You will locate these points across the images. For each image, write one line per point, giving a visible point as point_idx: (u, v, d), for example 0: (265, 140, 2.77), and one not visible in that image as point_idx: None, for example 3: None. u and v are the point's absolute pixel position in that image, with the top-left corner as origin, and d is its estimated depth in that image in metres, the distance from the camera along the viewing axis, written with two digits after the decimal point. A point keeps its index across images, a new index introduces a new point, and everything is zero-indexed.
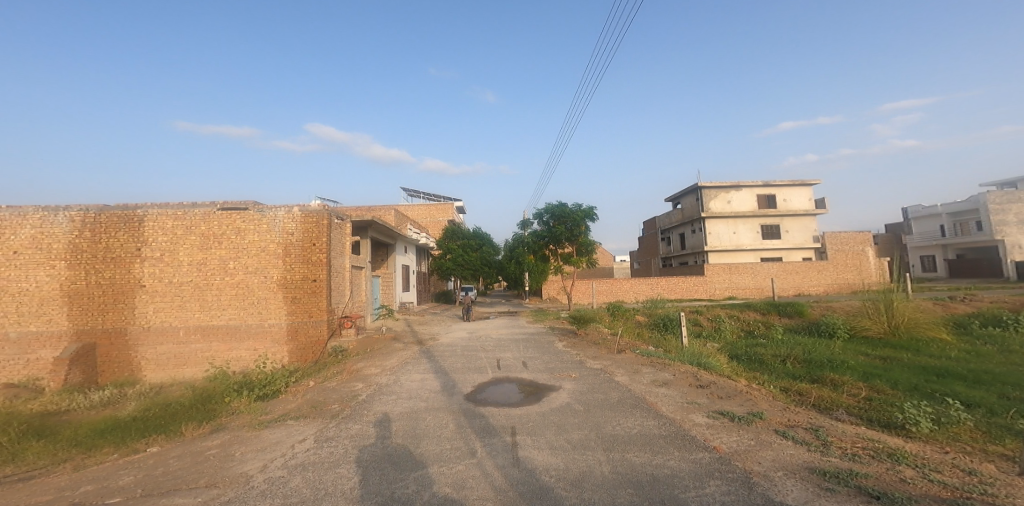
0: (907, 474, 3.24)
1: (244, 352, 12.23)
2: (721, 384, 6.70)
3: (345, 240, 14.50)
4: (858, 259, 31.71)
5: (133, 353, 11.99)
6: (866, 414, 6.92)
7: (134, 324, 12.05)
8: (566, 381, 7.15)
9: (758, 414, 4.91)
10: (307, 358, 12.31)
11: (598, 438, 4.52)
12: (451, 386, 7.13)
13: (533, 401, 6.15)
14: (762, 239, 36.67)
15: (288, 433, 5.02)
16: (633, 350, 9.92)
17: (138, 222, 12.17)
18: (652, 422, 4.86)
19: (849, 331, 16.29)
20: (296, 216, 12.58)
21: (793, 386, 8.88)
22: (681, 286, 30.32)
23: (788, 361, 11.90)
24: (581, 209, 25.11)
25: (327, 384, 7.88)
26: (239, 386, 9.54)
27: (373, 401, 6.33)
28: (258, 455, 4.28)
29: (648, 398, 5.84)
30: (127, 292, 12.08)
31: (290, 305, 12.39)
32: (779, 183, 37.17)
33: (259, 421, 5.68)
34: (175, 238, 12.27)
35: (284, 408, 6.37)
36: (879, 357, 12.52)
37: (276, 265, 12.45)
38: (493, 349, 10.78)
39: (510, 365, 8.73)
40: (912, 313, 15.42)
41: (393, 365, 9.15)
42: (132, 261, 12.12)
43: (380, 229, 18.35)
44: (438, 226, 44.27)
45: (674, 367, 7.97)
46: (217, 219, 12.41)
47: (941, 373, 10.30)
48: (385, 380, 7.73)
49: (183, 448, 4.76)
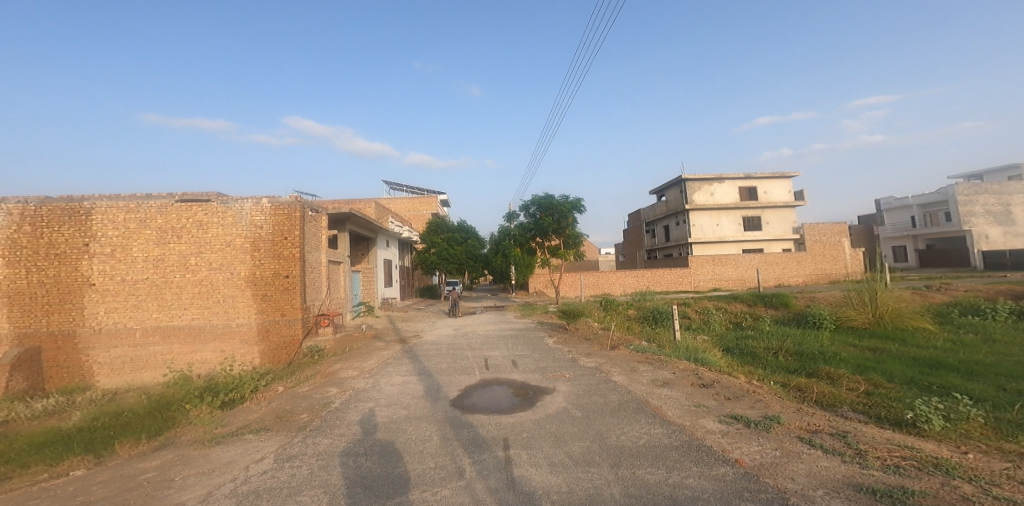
0: (966, 490, 2.82)
1: (209, 354, 11.36)
2: (725, 383, 6.28)
3: (320, 234, 13.66)
4: (836, 250, 32.26)
5: (84, 357, 10.99)
6: (873, 411, 6.57)
7: (84, 326, 11.04)
8: (560, 383, 6.64)
9: (775, 418, 4.45)
10: (280, 359, 11.50)
11: (603, 452, 4.02)
12: (435, 390, 6.53)
13: (527, 406, 5.61)
14: (744, 231, 37.00)
15: (243, 450, 4.35)
16: (627, 346, 9.47)
17: (85, 215, 11.11)
18: (660, 431, 4.38)
19: (835, 321, 16.29)
20: (265, 209, 11.70)
21: (791, 381, 8.59)
22: (666, 278, 30.27)
23: (780, 354, 11.69)
24: (567, 200, 24.63)
25: (297, 389, 7.19)
26: (201, 391, 8.76)
27: (347, 410, 5.70)
28: (203, 481, 3.62)
29: (652, 401, 5.37)
30: (74, 292, 11.04)
31: (260, 303, 11.55)
32: (760, 176, 37.56)
33: (213, 436, 4.99)
34: (129, 233, 11.27)
35: (244, 419, 5.69)
36: (868, 348, 12.45)
37: (243, 261, 11.58)
38: (480, 346, 10.21)
39: (498, 364, 8.18)
40: (895, 304, 15.47)
41: (371, 367, 8.49)
42: (79, 258, 11.07)
43: (359, 222, 17.50)
44: (421, 219, 43.25)
45: (672, 365, 7.53)
46: (175, 211, 11.43)
47: (932, 364, 10.22)
48: (362, 384, 7.09)
49: (113, 470, 4.05)
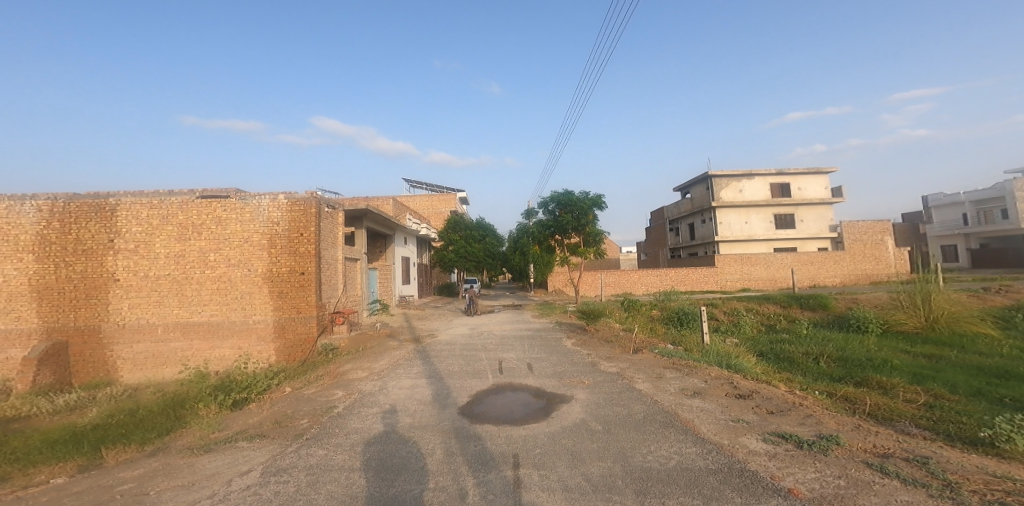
0: None
1: (227, 350, 11.35)
2: (766, 394, 5.60)
3: (336, 231, 13.52)
4: (877, 249, 30.33)
5: (108, 352, 11.16)
6: (939, 428, 5.75)
7: (108, 322, 11.19)
8: (578, 390, 6.10)
9: (833, 438, 3.79)
10: (296, 357, 11.39)
11: (626, 476, 3.48)
12: (444, 396, 6.11)
13: (541, 415, 5.12)
14: (776, 229, 35.25)
15: (230, 461, 4.03)
16: (651, 349, 8.81)
17: (110, 212, 11.26)
18: (693, 450, 3.80)
19: (881, 325, 15.05)
20: (282, 205, 11.60)
21: (837, 390, 7.76)
22: (692, 277, 29.12)
23: (821, 360, 10.76)
24: (588, 197, 23.89)
25: (304, 391, 6.92)
26: (214, 389, 8.65)
27: (349, 417, 5.33)
28: (178, 496, 3.28)
29: (681, 414, 4.78)
30: (99, 287, 11.20)
31: (276, 300, 11.45)
32: (794, 171, 35.72)
33: (207, 441, 4.72)
34: (151, 229, 11.35)
35: (244, 423, 5.42)
36: (922, 355, 11.36)
37: (260, 257, 11.50)
38: (495, 348, 9.77)
39: (514, 368, 7.70)
40: (951, 307, 14.16)
41: (382, 368, 8.16)
42: (104, 254, 11.22)
43: (376, 219, 17.35)
44: (440, 217, 43.17)
45: (702, 372, 6.87)
46: (195, 208, 11.45)
47: (1000, 374, 9.16)
48: (370, 387, 6.76)
49: (94, 481, 3.78)
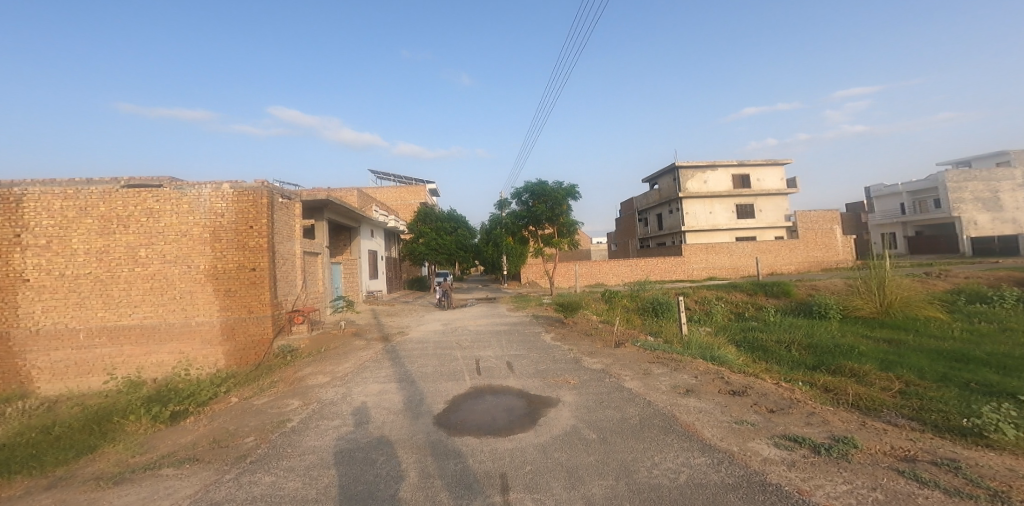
0: None
1: (166, 355, 10.17)
2: (760, 389, 5.34)
3: (293, 224, 12.43)
4: (828, 237, 31.94)
5: (19, 362, 9.72)
6: (924, 417, 5.72)
7: (19, 328, 9.74)
8: (564, 391, 5.63)
9: (849, 440, 3.49)
10: (248, 360, 10.37)
11: (633, 496, 3.02)
12: (417, 402, 5.49)
13: (528, 423, 4.62)
14: (737, 219, 36.42)
15: (147, 496, 3.26)
16: (633, 343, 8.50)
17: (15, 203, 9.73)
18: (702, 461, 3.39)
19: (842, 311, 15.62)
20: (226, 195, 10.42)
21: (816, 379, 7.74)
22: (660, 267, 29.60)
23: (793, 348, 10.90)
24: (561, 187, 23.53)
25: (252, 402, 6.11)
26: (148, 400, 7.61)
27: (305, 432, 4.63)
28: None
29: (681, 416, 4.40)
30: (5, 289, 9.72)
31: (223, 299, 10.33)
32: (753, 163, 36.91)
33: (122, 469, 3.92)
34: (67, 222, 9.91)
35: (173, 444, 4.61)
36: (883, 340, 11.77)
37: (202, 253, 10.32)
38: (470, 345, 9.19)
39: (491, 367, 7.15)
40: (905, 292, 14.79)
41: (345, 371, 7.42)
42: (10, 251, 9.72)
43: (338, 210, 16.21)
44: (407, 208, 41.76)
45: (690, 366, 6.60)
46: (121, 198, 10.10)
47: (958, 357, 9.51)
48: (330, 394, 6.03)
49: None
